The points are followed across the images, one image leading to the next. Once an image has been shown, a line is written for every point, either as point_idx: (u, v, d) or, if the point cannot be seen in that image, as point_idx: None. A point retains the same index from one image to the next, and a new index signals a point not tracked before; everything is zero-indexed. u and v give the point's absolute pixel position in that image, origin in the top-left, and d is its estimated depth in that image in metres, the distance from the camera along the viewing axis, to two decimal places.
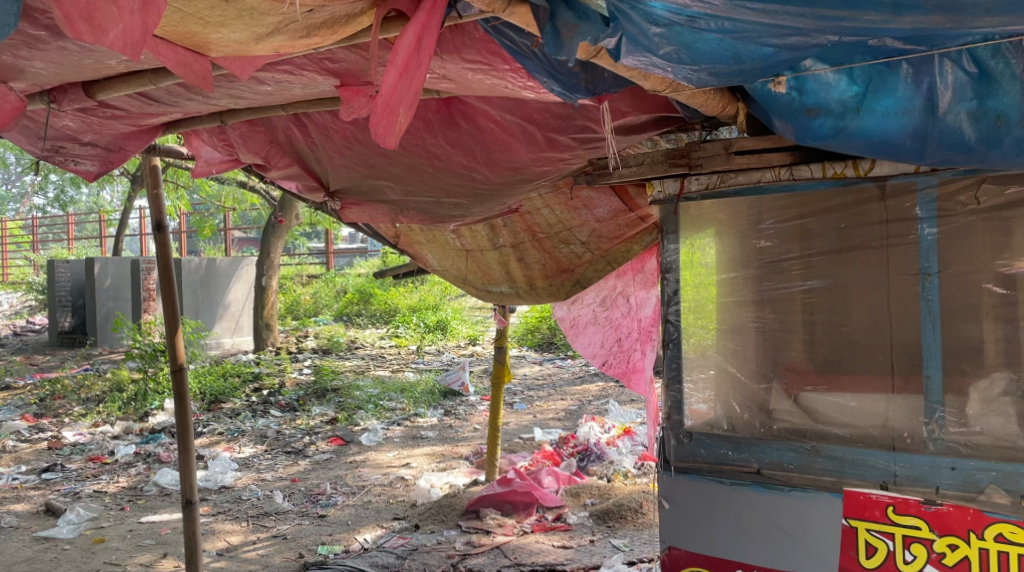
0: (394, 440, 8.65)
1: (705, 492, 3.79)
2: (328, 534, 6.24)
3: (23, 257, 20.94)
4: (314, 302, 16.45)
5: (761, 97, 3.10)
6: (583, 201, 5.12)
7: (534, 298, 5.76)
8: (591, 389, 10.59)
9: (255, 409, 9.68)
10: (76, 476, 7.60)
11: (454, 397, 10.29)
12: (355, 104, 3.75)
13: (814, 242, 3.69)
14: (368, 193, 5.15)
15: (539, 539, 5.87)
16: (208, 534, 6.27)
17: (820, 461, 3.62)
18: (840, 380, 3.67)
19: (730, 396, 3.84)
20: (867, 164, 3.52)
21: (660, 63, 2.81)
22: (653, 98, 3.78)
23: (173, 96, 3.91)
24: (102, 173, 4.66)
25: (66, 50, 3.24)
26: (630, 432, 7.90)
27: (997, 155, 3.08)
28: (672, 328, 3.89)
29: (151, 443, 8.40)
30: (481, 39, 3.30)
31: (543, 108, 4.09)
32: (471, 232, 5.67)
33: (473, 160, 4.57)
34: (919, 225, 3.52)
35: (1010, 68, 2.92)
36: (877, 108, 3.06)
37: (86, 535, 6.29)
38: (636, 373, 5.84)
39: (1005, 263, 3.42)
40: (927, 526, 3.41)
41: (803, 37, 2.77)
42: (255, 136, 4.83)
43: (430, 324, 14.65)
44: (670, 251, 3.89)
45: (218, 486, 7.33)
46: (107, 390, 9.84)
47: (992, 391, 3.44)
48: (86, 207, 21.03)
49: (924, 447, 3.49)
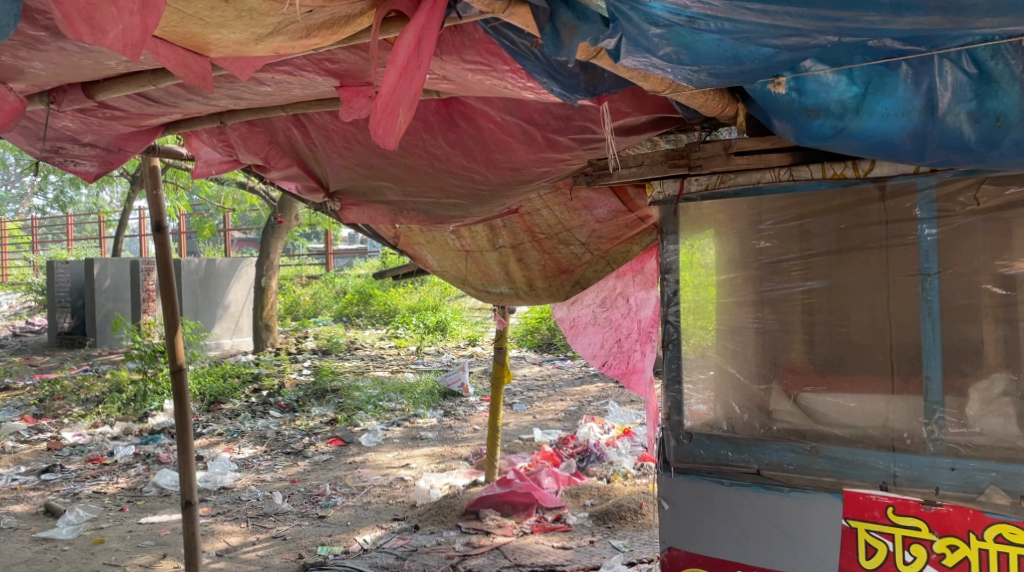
0: (393, 441, 8.65)
1: (705, 492, 3.79)
2: (327, 534, 6.24)
3: (22, 257, 20.94)
4: (314, 302, 16.46)
5: (761, 97, 3.10)
6: (583, 201, 5.11)
7: (533, 298, 5.76)
8: (591, 389, 10.59)
9: (254, 409, 9.67)
10: (75, 476, 7.59)
11: (454, 398, 10.29)
12: (355, 104, 3.75)
13: (813, 243, 3.69)
14: (368, 194, 5.15)
15: (539, 540, 5.87)
16: (207, 535, 6.27)
17: (820, 462, 3.62)
18: (840, 381, 3.66)
19: (730, 397, 3.84)
20: (866, 164, 3.52)
21: (660, 64, 2.81)
22: (653, 99, 3.77)
23: (172, 96, 3.91)
24: (102, 173, 4.66)
25: (65, 50, 3.24)
26: (629, 433, 7.90)
27: (996, 156, 3.08)
28: (672, 328, 3.90)
29: (150, 444, 8.40)
30: (481, 39, 3.30)
31: (542, 108, 4.09)
32: (470, 233, 5.67)
33: (473, 161, 4.57)
34: (918, 226, 3.52)
35: (1010, 68, 2.92)
36: (877, 109, 3.06)
37: (85, 535, 6.29)
38: (636, 374, 5.84)
39: (1005, 263, 3.42)
40: (927, 527, 3.41)
41: (803, 38, 2.77)
42: (254, 136, 4.83)
43: (430, 325, 14.65)
44: (671, 251, 3.89)
45: (218, 487, 7.33)
46: (106, 391, 9.83)
47: (992, 392, 3.43)
48: (86, 208, 21.02)
49: (924, 448, 3.49)
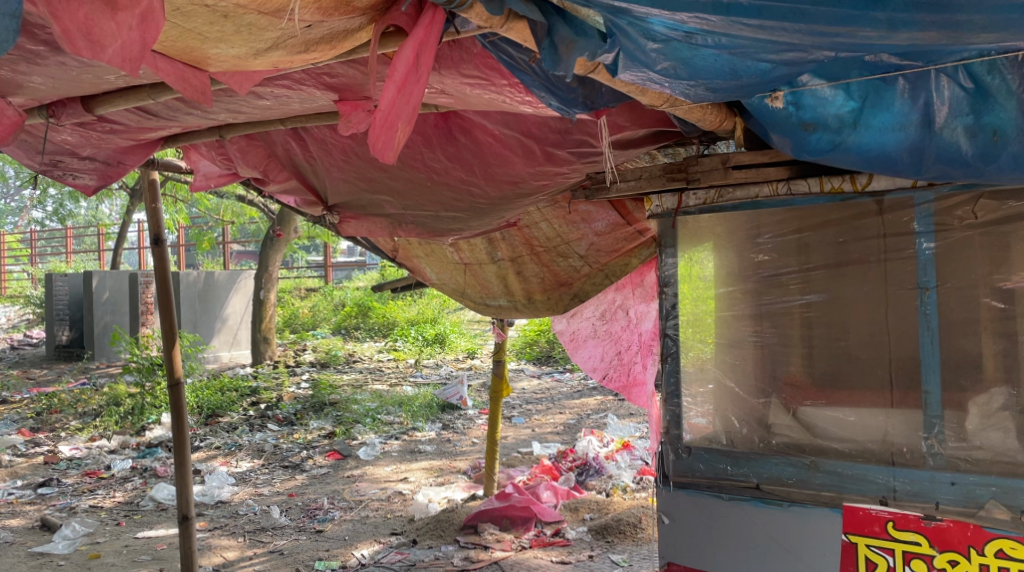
0: (392, 454, 8.63)
1: (705, 507, 3.78)
2: (325, 549, 6.21)
3: (20, 269, 21.11)
4: (312, 315, 16.45)
5: (758, 111, 3.11)
6: (581, 214, 5.13)
7: (531, 311, 5.76)
8: (590, 402, 10.57)
9: (252, 423, 9.65)
10: (72, 491, 7.57)
11: (453, 411, 10.25)
12: (353, 118, 3.77)
13: (811, 257, 3.69)
14: (367, 207, 5.15)
15: (538, 555, 5.84)
16: (203, 550, 6.24)
17: (819, 476, 3.61)
18: (839, 394, 3.66)
19: (729, 411, 3.83)
20: (864, 178, 3.53)
21: (657, 78, 2.83)
22: (651, 113, 3.78)
23: (171, 110, 3.92)
24: (100, 187, 4.67)
25: (65, 65, 3.25)
26: (628, 447, 7.88)
27: (993, 170, 3.09)
28: (670, 342, 3.90)
29: (147, 457, 8.38)
30: (479, 54, 3.31)
31: (541, 122, 4.09)
32: (469, 246, 5.67)
33: (471, 174, 4.57)
34: (917, 240, 3.52)
35: (1007, 84, 2.93)
36: (874, 123, 3.06)
37: (81, 550, 6.25)
38: (636, 387, 5.92)
39: (1003, 277, 3.41)
40: (927, 542, 3.36)
41: (799, 53, 2.76)
42: (253, 150, 4.85)
43: (429, 337, 14.67)
44: (669, 264, 3.89)
45: (215, 501, 7.30)
46: (103, 405, 9.78)
47: (991, 406, 3.42)
48: (84, 221, 21.04)
49: (924, 462, 3.48)
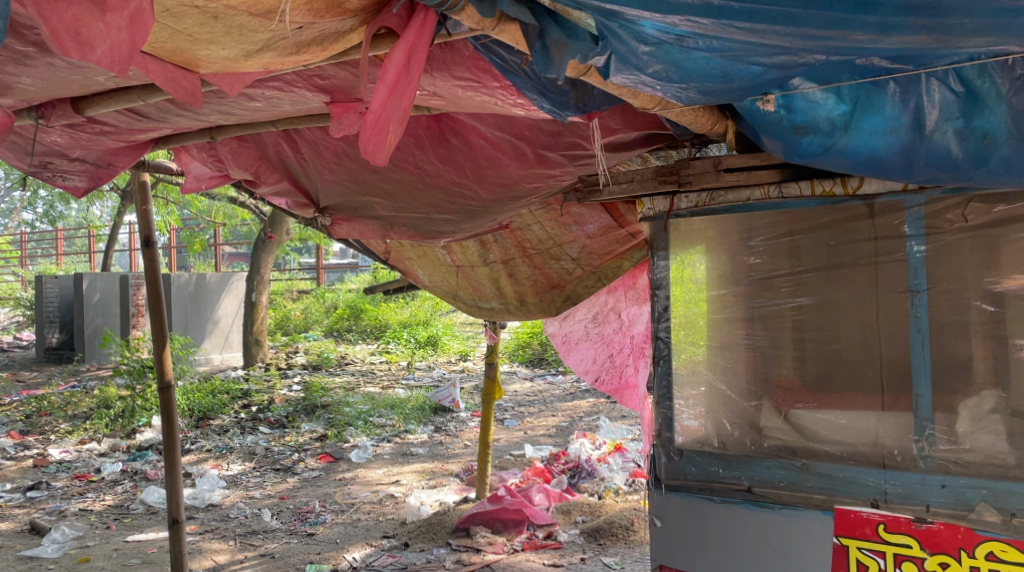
0: (383, 457, 8.61)
1: (697, 510, 3.78)
2: (316, 552, 6.19)
3: (10, 272, 21.03)
4: (304, 318, 16.42)
5: (750, 114, 3.10)
6: (573, 217, 5.11)
7: (524, 313, 5.78)
8: (582, 405, 10.57)
9: (243, 425, 9.62)
10: (61, 493, 7.54)
11: (445, 414, 10.24)
12: (344, 120, 3.76)
13: (803, 259, 3.69)
14: (358, 210, 5.14)
15: (530, 557, 5.83)
16: (193, 553, 6.21)
17: (811, 479, 3.61)
18: (831, 398, 3.66)
19: (721, 413, 3.83)
20: (855, 181, 3.54)
21: (649, 82, 2.83)
22: (643, 116, 3.78)
23: (161, 112, 3.91)
24: (90, 189, 4.66)
25: (54, 66, 3.23)
26: (620, 449, 7.87)
27: (983, 174, 3.10)
28: (662, 345, 3.92)
29: (137, 460, 8.35)
30: (471, 56, 3.30)
31: (533, 125, 4.09)
32: (461, 248, 5.66)
33: (463, 176, 4.57)
34: (907, 243, 3.52)
35: (996, 87, 2.94)
36: (864, 127, 3.07)
37: (71, 554, 6.23)
38: (628, 389, 5.92)
39: (993, 280, 3.42)
40: (918, 544, 3.40)
41: (790, 57, 2.76)
42: (244, 152, 4.83)
43: (421, 340, 14.61)
44: (660, 267, 3.90)
45: (205, 504, 7.27)
46: (94, 407, 9.75)
47: (982, 409, 3.42)
48: (75, 223, 20.99)
49: (914, 465, 3.48)
